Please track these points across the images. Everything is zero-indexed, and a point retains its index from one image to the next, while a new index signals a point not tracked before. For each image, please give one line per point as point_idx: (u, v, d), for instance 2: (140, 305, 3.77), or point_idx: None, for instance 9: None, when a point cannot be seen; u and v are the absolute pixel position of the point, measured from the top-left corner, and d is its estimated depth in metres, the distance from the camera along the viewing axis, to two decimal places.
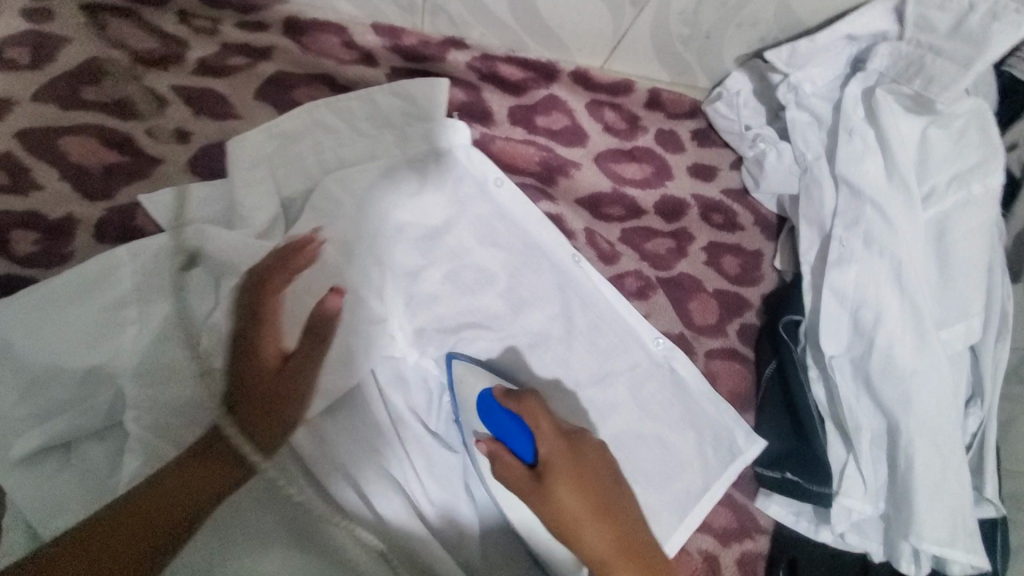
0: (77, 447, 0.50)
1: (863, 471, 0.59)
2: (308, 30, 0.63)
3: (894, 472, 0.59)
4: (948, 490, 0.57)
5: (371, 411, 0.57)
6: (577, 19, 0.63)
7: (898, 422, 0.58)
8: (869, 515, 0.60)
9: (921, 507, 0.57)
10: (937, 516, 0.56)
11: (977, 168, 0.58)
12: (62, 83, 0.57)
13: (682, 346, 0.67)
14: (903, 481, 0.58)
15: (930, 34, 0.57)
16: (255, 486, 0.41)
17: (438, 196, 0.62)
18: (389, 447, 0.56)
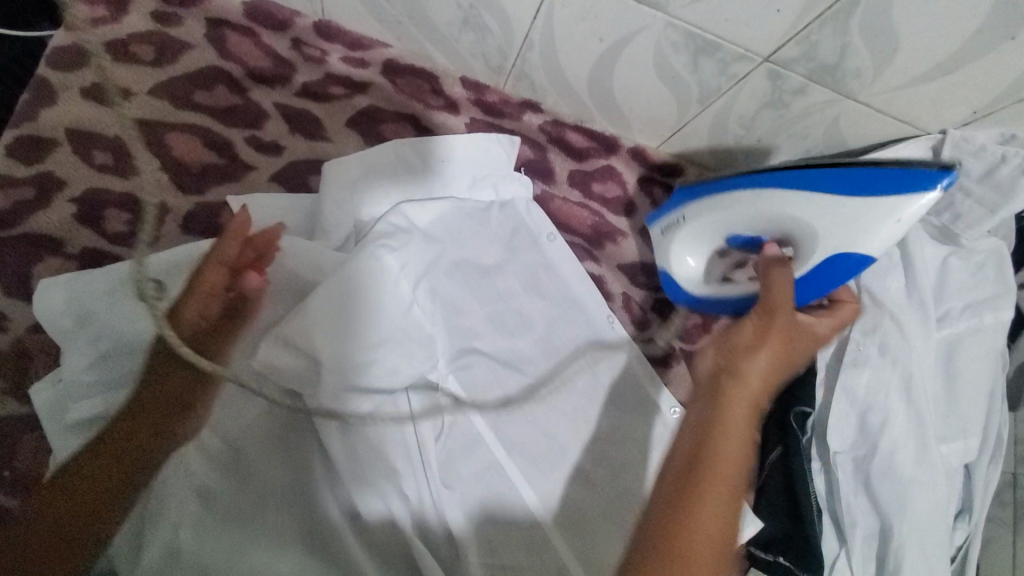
0: None
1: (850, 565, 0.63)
2: (403, 73, 0.69)
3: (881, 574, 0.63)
4: None
5: (399, 433, 0.58)
6: (646, 106, 0.68)
7: (891, 525, 0.62)
8: None
9: None
10: None
11: (989, 302, 0.63)
12: (179, 85, 0.63)
13: None
14: None
15: (961, 177, 0.61)
16: (284, 487, 0.55)
17: (495, 242, 0.67)
18: (405, 466, 0.57)
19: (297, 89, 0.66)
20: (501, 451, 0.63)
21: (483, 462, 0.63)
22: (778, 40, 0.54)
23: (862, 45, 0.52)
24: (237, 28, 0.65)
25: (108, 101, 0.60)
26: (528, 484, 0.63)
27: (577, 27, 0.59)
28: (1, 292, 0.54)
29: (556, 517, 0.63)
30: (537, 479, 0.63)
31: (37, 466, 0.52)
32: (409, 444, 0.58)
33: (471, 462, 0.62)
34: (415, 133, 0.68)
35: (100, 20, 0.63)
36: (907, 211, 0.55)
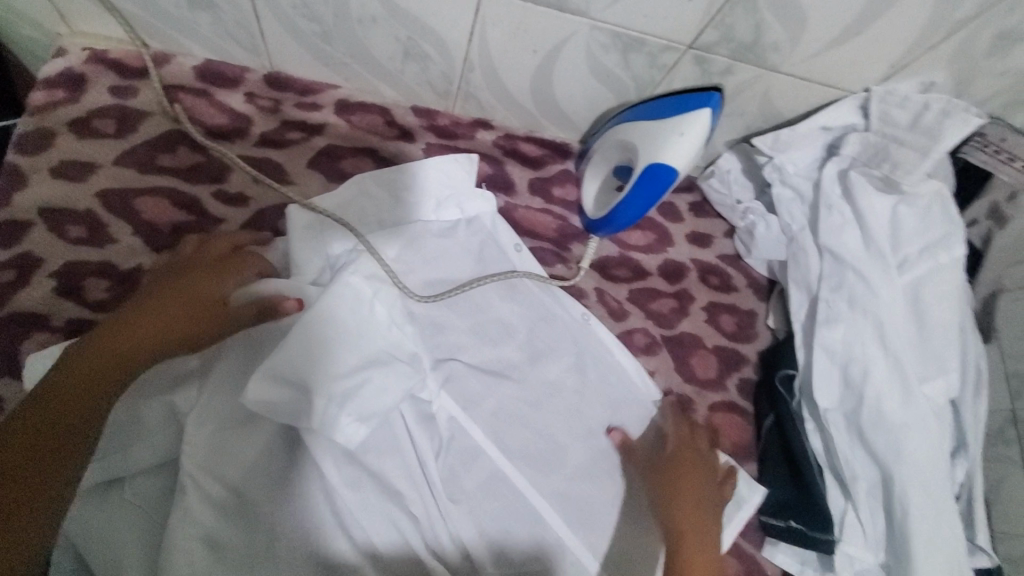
0: (131, 482, 0.54)
1: (859, 516, 0.63)
2: (355, 111, 0.72)
3: (891, 522, 0.63)
4: (943, 538, 0.61)
5: (404, 451, 0.61)
6: (589, 108, 0.71)
7: (892, 472, 0.63)
8: (870, 564, 0.63)
9: (918, 556, 0.60)
10: (936, 566, 0.60)
11: (942, 241, 0.65)
12: (142, 152, 0.65)
13: (687, 398, 0.72)
14: (900, 529, 0.62)
15: (892, 127, 0.65)
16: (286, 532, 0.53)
17: (466, 259, 0.70)
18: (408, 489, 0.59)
19: (256, 140, 0.68)
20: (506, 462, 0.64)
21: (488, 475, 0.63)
22: (696, 28, 0.57)
23: (774, 21, 0.56)
24: (192, 90, 0.69)
25: (75, 176, 0.63)
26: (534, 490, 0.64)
27: (510, 43, 0.63)
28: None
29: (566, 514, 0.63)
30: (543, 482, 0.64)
31: None
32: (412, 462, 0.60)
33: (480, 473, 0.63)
34: (374, 164, 0.71)
35: (59, 102, 0.65)
36: (695, 130, 0.56)
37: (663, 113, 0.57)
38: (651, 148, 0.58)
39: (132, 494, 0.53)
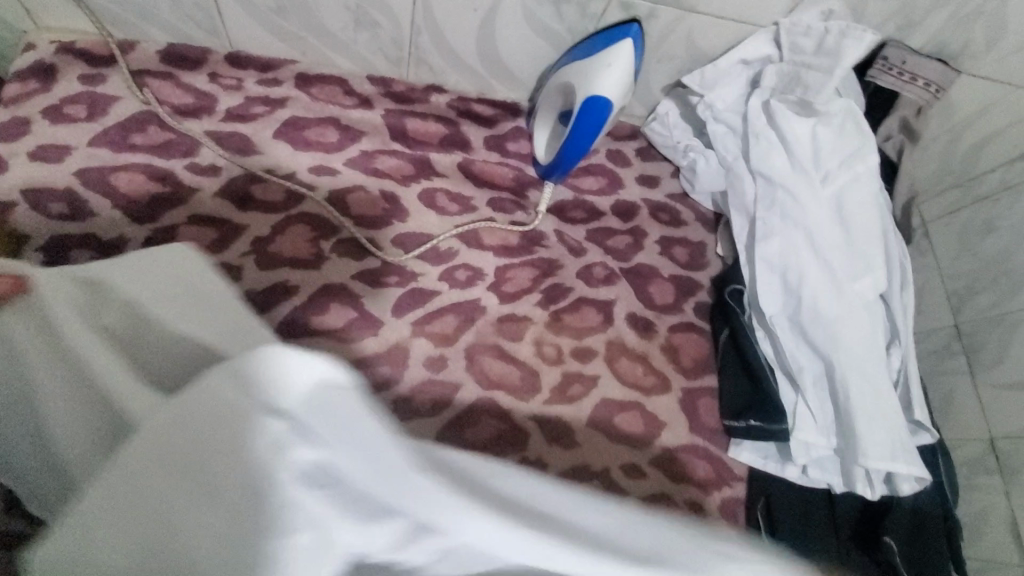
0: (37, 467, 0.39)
1: (805, 405, 0.70)
2: (315, 83, 0.77)
3: (838, 406, 0.69)
4: (881, 416, 0.67)
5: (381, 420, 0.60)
6: (533, 63, 0.77)
7: (832, 359, 0.69)
8: (824, 449, 0.69)
9: (862, 432, 0.66)
10: (878, 440, 0.66)
11: (857, 152, 0.73)
12: (115, 132, 0.69)
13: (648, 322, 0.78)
14: (844, 410, 0.68)
15: (801, 55, 0.74)
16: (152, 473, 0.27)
17: (431, 213, 0.75)
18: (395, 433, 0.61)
19: (222, 115, 0.73)
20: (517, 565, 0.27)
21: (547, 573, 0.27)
22: None
23: None
24: (158, 74, 0.73)
25: (53, 158, 0.66)
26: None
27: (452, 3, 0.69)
28: None
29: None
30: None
31: None
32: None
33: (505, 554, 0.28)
34: (336, 130, 0.76)
35: (32, 92, 0.69)
36: (621, 58, 0.64)
37: (591, 49, 0.66)
38: (585, 80, 0.65)
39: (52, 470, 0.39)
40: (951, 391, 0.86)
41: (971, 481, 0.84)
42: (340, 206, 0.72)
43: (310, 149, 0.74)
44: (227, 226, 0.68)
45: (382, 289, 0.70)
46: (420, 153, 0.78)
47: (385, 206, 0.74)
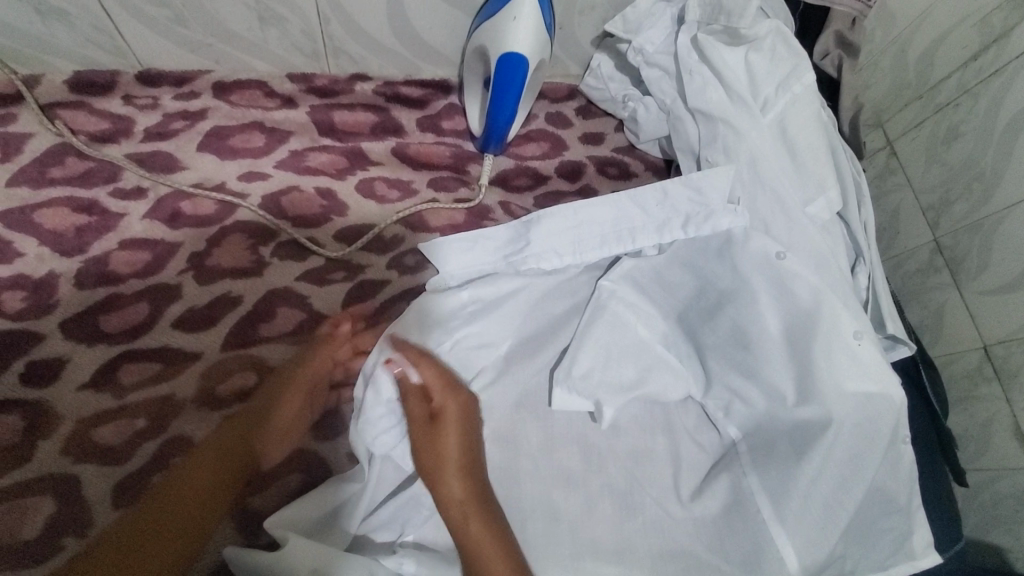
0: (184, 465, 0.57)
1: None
2: (234, 91, 0.76)
3: None
4: None
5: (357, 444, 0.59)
6: (452, 36, 0.76)
7: None
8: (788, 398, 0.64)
9: (827, 367, 0.61)
10: (848, 367, 0.61)
11: (794, 73, 0.71)
12: (32, 169, 0.67)
13: None
14: (809, 331, 0.63)
15: None
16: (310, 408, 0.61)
17: (373, 205, 0.73)
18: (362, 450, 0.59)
19: (142, 136, 0.72)
20: (811, 346, 0.62)
21: (619, 383, 0.66)
22: None
23: None
24: (70, 105, 0.72)
25: None
26: (816, 274, 0.64)
27: None
28: None
29: (857, 421, 0.59)
30: (834, 382, 0.61)
31: (9, 533, 0.52)
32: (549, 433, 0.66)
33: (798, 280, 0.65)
34: (262, 134, 0.74)
35: None
36: (526, 8, 0.64)
37: (496, 7, 0.65)
38: (500, 40, 0.65)
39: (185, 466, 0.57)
40: (941, 307, 0.82)
41: (972, 394, 0.79)
42: (274, 209, 0.71)
43: (236, 158, 0.72)
44: (161, 246, 0.67)
45: (328, 286, 0.68)
46: (352, 145, 0.76)
47: (323, 203, 0.72)
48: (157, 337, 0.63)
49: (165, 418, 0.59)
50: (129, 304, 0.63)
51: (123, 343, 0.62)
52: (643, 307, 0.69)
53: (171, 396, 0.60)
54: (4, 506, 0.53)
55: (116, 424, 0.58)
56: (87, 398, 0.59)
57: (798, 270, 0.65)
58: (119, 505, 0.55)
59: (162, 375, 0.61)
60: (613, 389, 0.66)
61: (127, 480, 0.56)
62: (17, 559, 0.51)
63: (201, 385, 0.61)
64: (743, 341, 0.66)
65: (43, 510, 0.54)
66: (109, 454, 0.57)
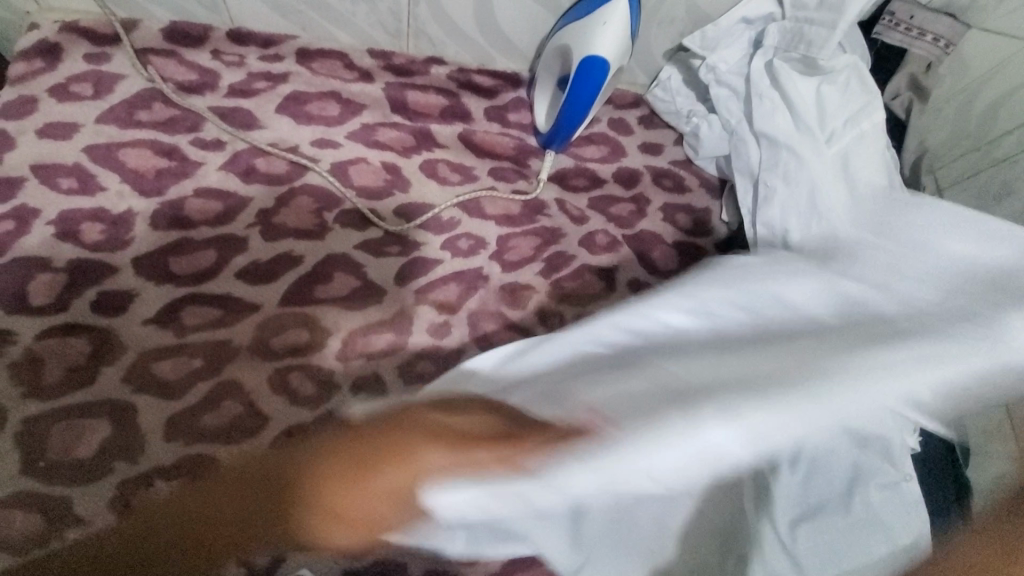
0: (228, 408, 0.61)
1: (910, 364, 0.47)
2: (316, 59, 0.78)
3: None
4: None
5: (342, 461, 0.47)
6: (531, 31, 0.78)
7: None
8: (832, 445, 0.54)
9: None
10: None
11: (864, 109, 0.72)
12: (121, 109, 0.71)
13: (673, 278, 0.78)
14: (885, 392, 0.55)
15: (803, 11, 0.73)
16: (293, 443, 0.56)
17: (435, 187, 0.76)
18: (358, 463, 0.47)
19: (226, 91, 0.74)
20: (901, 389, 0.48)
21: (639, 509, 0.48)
22: None
23: None
24: (162, 53, 0.75)
25: (62, 135, 0.68)
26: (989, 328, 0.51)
27: None
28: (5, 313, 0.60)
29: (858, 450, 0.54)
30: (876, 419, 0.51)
31: (68, 450, 0.57)
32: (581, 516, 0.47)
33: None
34: (338, 103, 0.77)
35: (38, 71, 0.71)
36: (617, 15, 0.65)
37: (588, 8, 0.67)
38: (585, 42, 0.67)
39: (228, 410, 0.61)
40: None
41: None
42: (342, 177, 0.73)
43: (311, 123, 0.75)
44: (233, 198, 0.69)
45: (384, 258, 0.71)
46: (420, 125, 0.79)
47: (387, 177, 0.75)
48: (222, 284, 0.65)
49: (220, 362, 0.62)
50: (198, 249, 0.66)
51: (190, 284, 0.65)
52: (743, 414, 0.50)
53: (229, 342, 0.63)
54: (65, 423, 0.57)
55: (175, 361, 0.62)
56: (148, 331, 0.62)
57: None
58: (169, 437, 0.59)
59: (220, 320, 0.64)
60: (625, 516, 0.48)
61: (176, 415, 0.60)
62: (75, 473, 0.56)
63: (257, 336, 0.64)
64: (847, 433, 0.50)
65: (100, 436, 0.58)
66: (162, 386, 0.60)
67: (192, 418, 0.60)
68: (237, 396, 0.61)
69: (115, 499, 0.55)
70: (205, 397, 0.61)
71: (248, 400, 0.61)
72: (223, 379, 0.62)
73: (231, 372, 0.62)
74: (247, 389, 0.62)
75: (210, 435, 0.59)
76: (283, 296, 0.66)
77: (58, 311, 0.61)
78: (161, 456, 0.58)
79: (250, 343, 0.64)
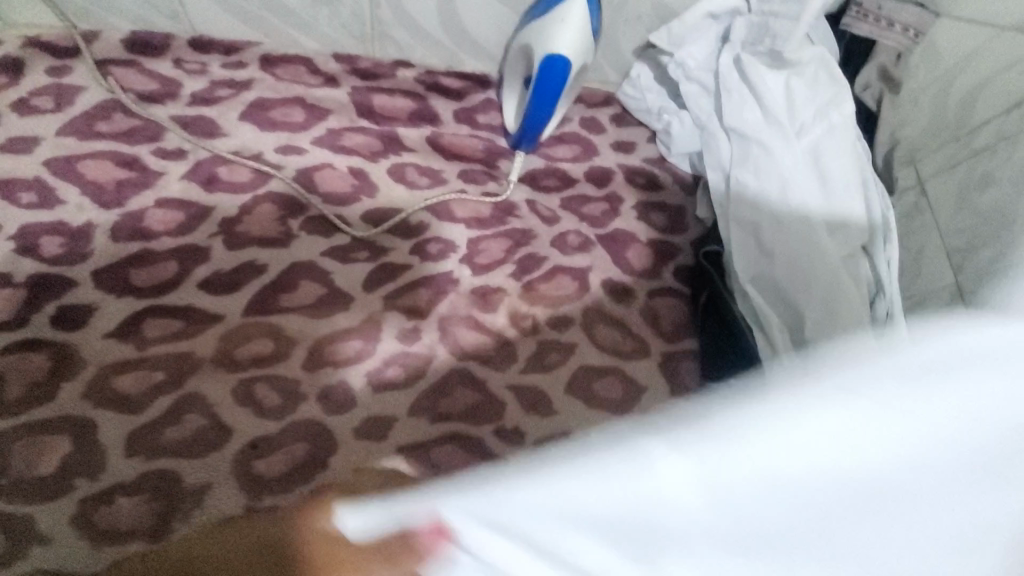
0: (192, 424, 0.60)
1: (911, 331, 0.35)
2: (280, 65, 0.78)
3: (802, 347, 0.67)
4: None
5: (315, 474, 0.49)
6: (497, 31, 0.77)
7: (803, 311, 0.67)
8: None
9: None
10: None
11: (833, 102, 0.71)
12: (81, 121, 0.70)
13: (648, 276, 0.77)
14: None
15: (768, 4, 0.72)
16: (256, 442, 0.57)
17: (403, 191, 0.75)
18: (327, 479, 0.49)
19: (188, 100, 0.74)
20: None
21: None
22: None
23: None
24: (123, 63, 0.74)
25: (22, 149, 0.67)
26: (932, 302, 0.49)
27: None
28: None
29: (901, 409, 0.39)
30: None
31: (29, 467, 0.56)
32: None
33: (811, 308, 0.67)
34: (302, 108, 0.76)
35: None
36: (575, 12, 0.65)
37: (547, 7, 0.67)
38: (544, 40, 0.66)
39: (191, 423, 0.60)
40: None
41: None
42: (307, 183, 0.72)
43: (276, 130, 0.74)
44: (196, 207, 0.68)
45: (351, 264, 0.70)
46: (387, 129, 0.78)
47: (353, 182, 0.74)
48: (185, 295, 0.64)
49: (183, 374, 0.61)
50: (160, 260, 0.65)
51: (152, 296, 0.64)
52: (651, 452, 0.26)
53: (191, 355, 0.62)
54: (26, 441, 0.56)
55: (136, 374, 0.61)
56: (110, 344, 0.61)
57: (812, 300, 0.67)
58: (131, 453, 0.57)
59: (183, 332, 0.63)
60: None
61: (139, 430, 0.58)
62: (35, 491, 0.55)
63: (220, 347, 0.63)
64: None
65: (63, 453, 0.57)
66: (124, 401, 0.59)
67: (156, 434, 0.59)
68: (201, 409, 0.60)
69: (77, 519, 0.54)
70: (168, 411, 0.60)
71: (212, 412, 0.60)
72: (188, 391, 0.61)
73: (196, 385, 0.61)
74: (211, 401, 0.61)
75: (172, 449, 0.58)
76: (247, 305, 0.65)
77: (17, 327, 0.60)
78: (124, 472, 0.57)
79: (214, 355, 0.63)
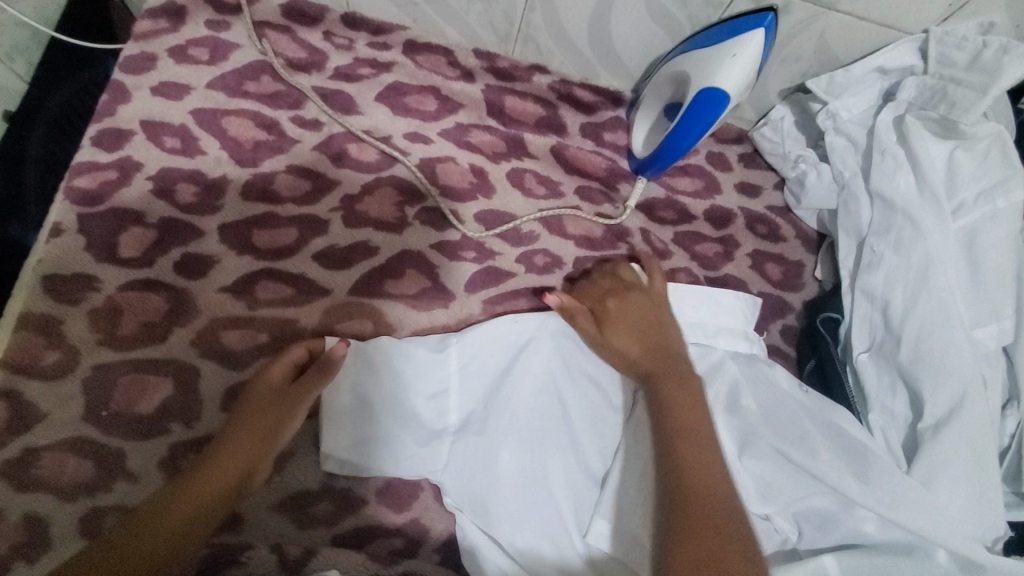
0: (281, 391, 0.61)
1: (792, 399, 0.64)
2: (422, 52, 0.78)
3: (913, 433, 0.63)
4: (970, 473, 0.59)
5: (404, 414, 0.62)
6: (644, 51, 0.75)
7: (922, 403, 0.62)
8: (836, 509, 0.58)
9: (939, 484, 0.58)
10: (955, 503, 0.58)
11: (1002, 186, 0.65)
12: (231, 77, 0.72)
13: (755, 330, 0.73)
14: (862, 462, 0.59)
15: (950, 68, 0.67)
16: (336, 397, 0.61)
17: (520, 198, 0.74)
18: (405, 423, 0.62)
19: (331, 73, 0.75)
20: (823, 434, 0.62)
21: (475, 445, 0.62)
22: None
23: None
24: (277, 28, 0.76)
25: (174, 95, 0.70)
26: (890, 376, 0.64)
27: None
28: (94, 260, 0.62)
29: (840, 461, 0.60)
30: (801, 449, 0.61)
31: (131, 402, 0.58)
32: (529, 419, 0.63)
33: (933, 403, 0.61)
34: (436, 98, 0.76)
35: (161, 31, 0.74)
36: (748, 51, 0.63)
37: (718, 39, 0.64)
38: (709, 75, 0.64)
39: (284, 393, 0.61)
40: None
41: None
42: (429, 174, 0.72)
43: (408, 116, 0.74)
44: (321, 179, 0.70)
45: (458, 262, 0.69)
46: (514, 132, 0.77)
47: (473, 180, 0.73)
48: (299, 264, 0.65)
49: (284, 341, 0.62)
50: (282, 225, 0.67)
51: (267, 258, 0.65)
52: (512, 335, 0.65)
53: (295, 325, 0.63)
54: (132, 376, 0.59)
55: (241, 332, 0.62)
56: (221, 299, 0.63)
57: (936, 394, 0.61)
58: (225, 408, 0.59)
59: (290, 301, 0.64)
60: (413, 421, 0.62)
61: (233, 390, 0.60)
62: (132, 427, 0.57)
63: (322, 320, 0.64)
64: (793, 402, 0.64)
65: (162, 396, 0.59)
66: (224, 358, 0.61)
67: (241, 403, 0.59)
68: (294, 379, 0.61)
69: (166, 461, 0.57)
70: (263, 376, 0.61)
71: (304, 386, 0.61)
72: None
73: None
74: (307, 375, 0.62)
75: None
76: (352, 283, 0.66)
77: (144, 265, 0.63)
78: (212, 426, 0.59)
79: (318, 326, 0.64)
